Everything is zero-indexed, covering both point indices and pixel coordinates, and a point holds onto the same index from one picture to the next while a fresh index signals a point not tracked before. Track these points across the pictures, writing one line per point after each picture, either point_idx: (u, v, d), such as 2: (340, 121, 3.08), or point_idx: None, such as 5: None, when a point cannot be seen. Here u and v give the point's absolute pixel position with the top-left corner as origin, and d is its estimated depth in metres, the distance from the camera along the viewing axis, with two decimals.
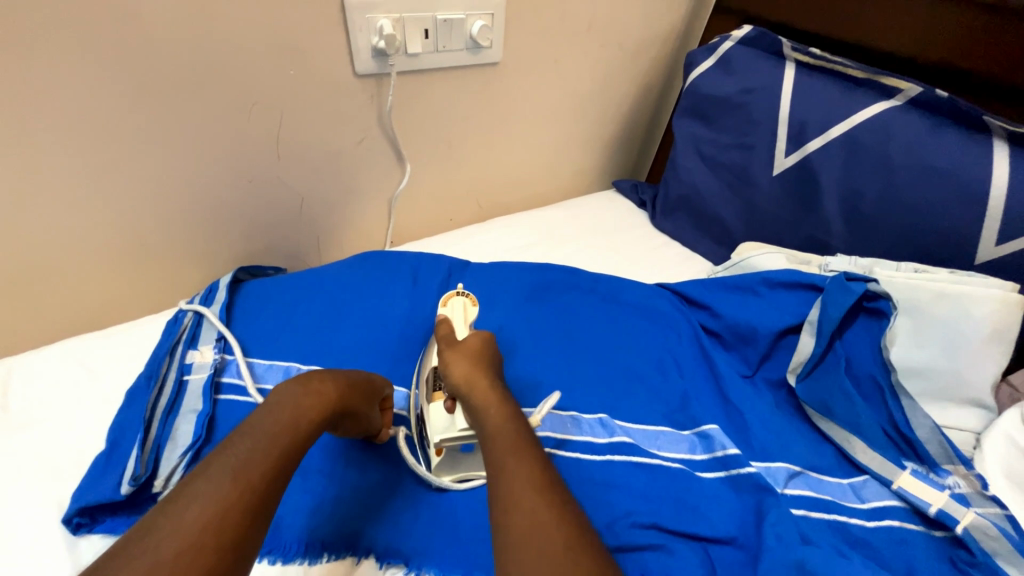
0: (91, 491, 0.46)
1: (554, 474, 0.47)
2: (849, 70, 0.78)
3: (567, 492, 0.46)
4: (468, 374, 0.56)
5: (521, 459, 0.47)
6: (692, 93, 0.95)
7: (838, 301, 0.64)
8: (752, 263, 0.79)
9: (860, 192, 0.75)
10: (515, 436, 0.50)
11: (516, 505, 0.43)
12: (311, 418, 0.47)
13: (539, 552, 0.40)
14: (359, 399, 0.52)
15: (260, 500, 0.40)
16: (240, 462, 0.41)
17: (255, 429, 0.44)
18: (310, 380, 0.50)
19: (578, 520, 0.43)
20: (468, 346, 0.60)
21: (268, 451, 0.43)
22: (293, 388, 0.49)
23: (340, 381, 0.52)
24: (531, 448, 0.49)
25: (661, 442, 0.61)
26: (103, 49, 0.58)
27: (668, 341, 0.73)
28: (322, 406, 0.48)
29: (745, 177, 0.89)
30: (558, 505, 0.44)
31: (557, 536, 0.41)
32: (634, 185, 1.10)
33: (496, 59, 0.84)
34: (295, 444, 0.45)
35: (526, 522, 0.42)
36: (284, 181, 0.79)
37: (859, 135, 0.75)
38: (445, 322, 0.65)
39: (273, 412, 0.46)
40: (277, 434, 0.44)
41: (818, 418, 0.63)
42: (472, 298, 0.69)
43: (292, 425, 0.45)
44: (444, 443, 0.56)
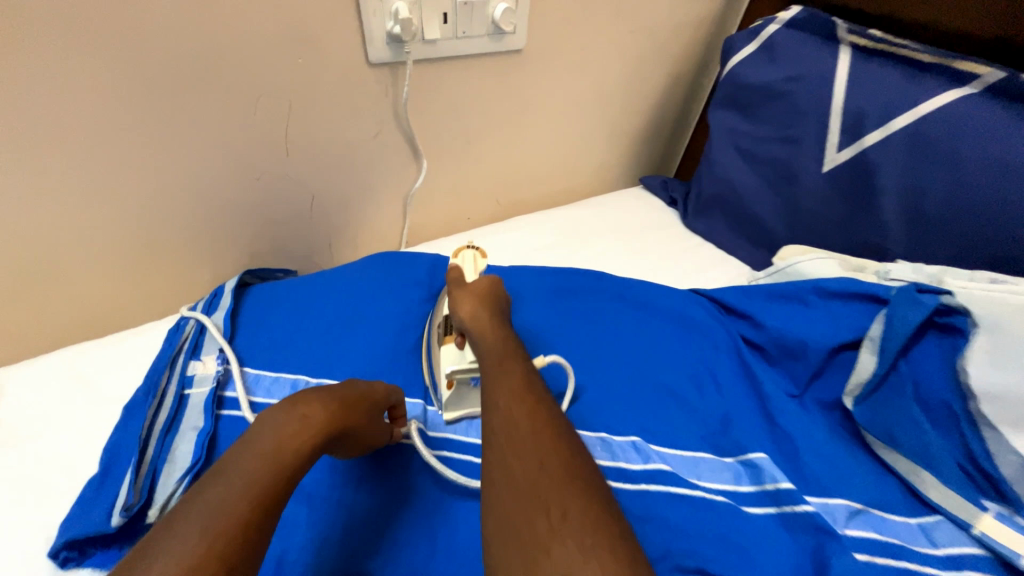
0: (81, 521, 0.42)
1: (536, 382, 0.50)
2: (916, 54, 0.69)
3: (552, 405, 0.47)
4: (472, 312, 0.59)
5: (506, 371, 0.50)
6: (729, 82, 0.88)
7: (906, 316, 0.57)
8: (800, 269, 0.72)
9: (923, 191, 0.67)
10: (504, 353, 0.53)
11: (495, 405, 0.47)
12: (296, 448, 0.42)
13: (508, 441, 0.44)
14: (355, 418, 0.48)
15: (243, 548, 0.35)
16: (214, 510, 0.36)
17: (232, 470, 0.39)
18: (295, 403, 0.46)
19: (552, 419, 0.46)
20: (477, 288, 0.62)
21: (249, 491, 0.38)
22: (275, 414, 0.44)
23: (331, 401, 0.47)
24: (518, 361, 0.52)
25: (702, 471, 0.55)
26: (96, 38, 0.54)
27: (705, 354, 0.66)
28: (308, 432, 0.44)
29: (788, 173, 0.81)
30: (534, 405, 0.47)
31: (526, 428, 0.44)
32: (664, 181, 1.03)
33: (519, 46, 0.78)
34: (281, 480, 0.40)
35: (501, 419, 0.46)
36: (294, 179, 0.74)
37: (925, 128, 0.67)
38: (455, 268, 0.66)
39: (254, 446, 0.41)
40: (257, 471, 0.40)
41: (878, 446, 0.56)
42: (483, 252, 0.70)
43: (276, 459, 0.41)
44: (455, 375, 0.58)
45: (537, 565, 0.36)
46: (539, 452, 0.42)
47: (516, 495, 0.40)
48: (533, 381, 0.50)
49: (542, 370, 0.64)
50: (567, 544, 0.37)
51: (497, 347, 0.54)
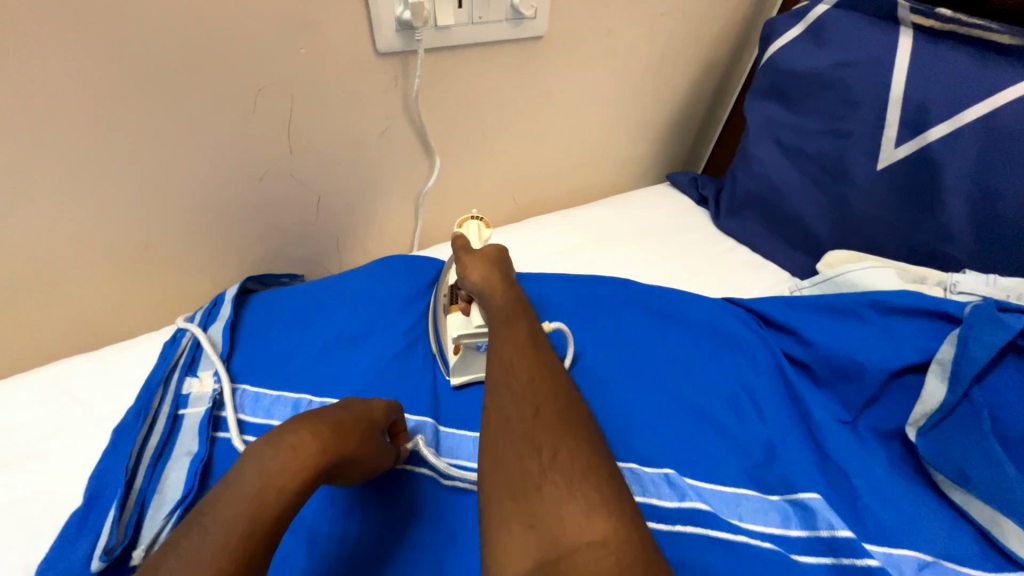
0: (60, 564, 0.38)
1: (541, 339, 0.50)
2: (994, 36, 0.61)
3: (554, 359, 0.47)
4: (484, 275, 0.57)
5: (512, 327, 0.50)
6: (770, 70, 0.80)
7: (984, 340, 0.50)
8: (852, 279, 0.65)
9: (997, 192, 0.60)
10: (511, 311, 0.53)
11: (497, 357, 0.47)
12: (283, 489, 0.38)
13: (508, 389, 0.44)
14: (353, 445, 0.43)
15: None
16: (184, 566, 0.33)
17: (208, 517, 0.36)
18: (284, 434, 0.40)
19: (553, 372, 0.46)
20: (484, 253, 0.60)
21: (226, 540, 0.34)
22: (260, 449, 0.39)
23: (323, 428, 0.42)
24: (524, 318, 0.52)
25: (744, 510, 0.49)
26: (80, 28, 0.49)
27: (743, 372, 0.60)
28: (297, 467, 0.39)
29: (837, 169, 0.73)
30: (536, 359, 0.47)
31: (526, 379, 0.44)
32: (693, 178, 0.96)
33: (540, 32, 0.71)
34: (264, 525, 0.36)
35: (502, 370, 0.46)
36: (299, 178, 0.70)
37: (1003, 121, 0.59)
38: (459, 238, 0.63)
39: (234, 487, 0.37)
40: (236, 515, 0.36)
41: (946, 485, 0.49)
42: (489, 222, 0.65)
43: (259, 500, 0.37)
44: (462, 340, 0.58)
45: (526, 501, 0.37)
46: (536, 399, 0.42)
47: (510, 437, 0.40)
48: (538, 339, 0.50)
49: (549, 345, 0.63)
50: (557, 482, 0.37)
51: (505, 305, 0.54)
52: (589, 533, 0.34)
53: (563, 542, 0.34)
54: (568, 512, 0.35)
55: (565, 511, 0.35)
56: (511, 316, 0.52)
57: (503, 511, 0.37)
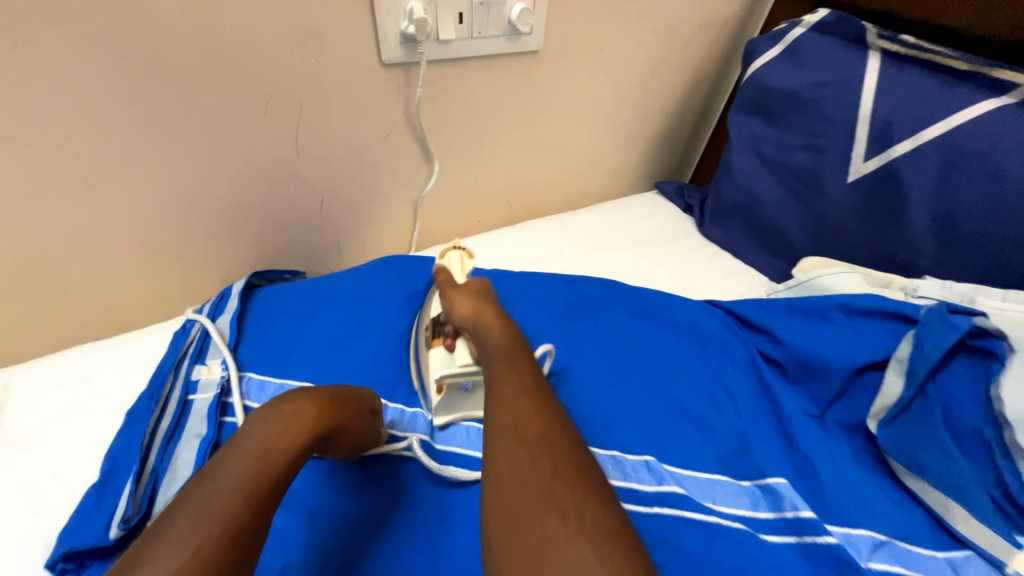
0: (79, 532, 0.41)
1: (544, 381, 0.47)
2: (951, 61, 0.66)
3: (561, 406, 0.45)
4: (473, 308, 0.58)
5: (513, 368, 0.48)
6: (752, 86, 0.85)
7: (935, 338, 0.55)
8: (822, 283, 0.70)
9: (956, 205, 0.64)
10: (511, 350, 0.51)
11: (502, 401, 0.44)
12: (286, 448, 0.41)
13: (519, 440, 0.40)
14: (345, 416, 0.47)
15: (230, 556, 0.34)
16: (199, 513, 0.35)
17: (217, 472, 0.38)
18: (283, 402, 0.44)
19: (562, 418, 0.43)
20: (469, 288, 0.62)
21: (234, 493, 0.37)
22: (262, 415, 0.43)
23: (320, 398, 0.46)
24: (525, 358, 0.50)
25: (717, 494, 0.53)
26: (106, 36, 0.53)
27: (721, 369, 0.64)
28: (298, 431, 0.42)
29: (813, 182, 0.78)
30: (544, 406, 0.44)
31: (538, 428, 0.41)
32: (680, 188, 1.01)
33: (535, 47, 0.76)
34: (268, 479, 0.39)
35: (509, 416, 0.42)
36: (304, 180, 0.73)
37: (958, 138, 0.64)
38: (443, 268, 0.66)
39: (239, 448, 0.40)
40: (243, 471, 0.38)
41: (904, 473, 0.53)
42: (470, 252, 0.70)
43: (263, 459, 0.39)
44: (445, 380, 0.55)
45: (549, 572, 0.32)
46: (551, 451, 0.39)
47: (527, 496, 0.36)
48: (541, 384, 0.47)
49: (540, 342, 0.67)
50: (585, 549, 0.33)
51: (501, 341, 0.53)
52: None
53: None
54: None
55: None
56: (511, 355, 0.50)
57: None
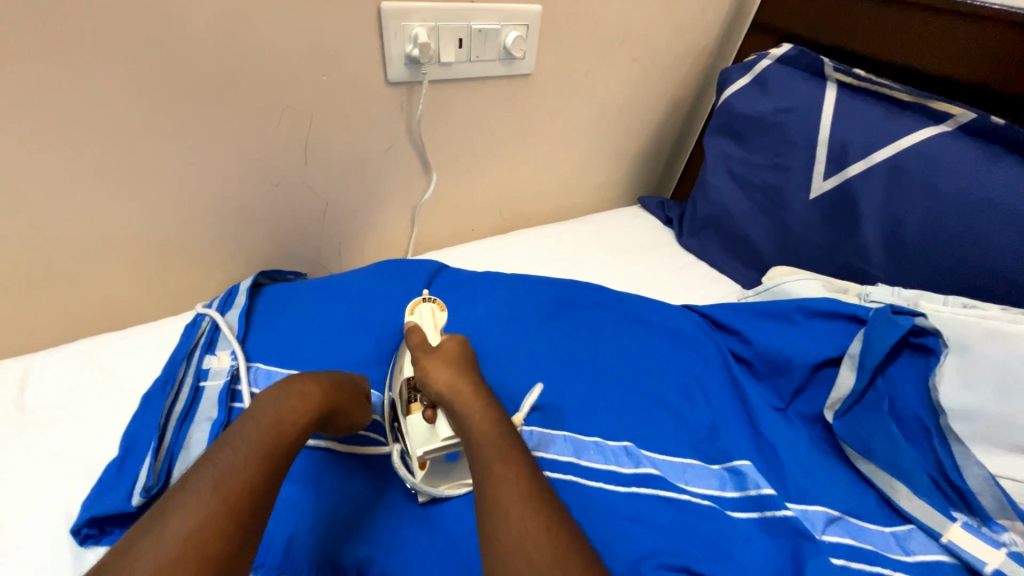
0: (103, 499, 0.44)
1: (541, 480, 0.48)
2: (896, 93, 0.75)
3: (560, 506, 0.46)
4: (450, 379, 0.55)
5: (509, 470, 0.47)
6: (725, 110, 0.93)
7: (882, 336, 0.61)
8: (787, 289, 0.76)
9: (902, 220, 0.72)
10: (503, 448, 0.50)
11: (505, 516, 0.44)
12: (296, 421, 0.45)
13: (529, 562, 0.41)
14: (345, 398, 0.51)
15: (249, 509, 0.38)
16: (219, 472, 0.39)
17: (235, 438, 0.42)
18: (291, 383, 0.48)
19: (568, 530, 0.44)
20: (443, 353, 0.59)
21: (253, 458, 0.41)
22: (273, 392, 0.47)
23: (324, 380, 0.50)
24: (520, 458, 0.49)
25: (689, 476, 0.58)
26: (135, 51, 0.58)
27: (695, 366, 0.70)
28: (307, 406, 0.46)
29: (778, 198, 0.86)
30: (546, 513, 0.45)
31: (549, 551, 0.42)
32: (661, 203, 1.08)
33: (528, 70, 0.82)
34: (280, 447, 0.43)
35: (516, 535, 0.43)
36: (309, 186, 0.78)
37: (901, 161, 0.72)
38: (414, 330, 0.61)
39: (253, 419, 0.44)
40: (258, 439, 0.42)
41: (856, 458, 0.59)
42: (441, 303, 0.65)
43: (276, 430, 0.43)
44: (427, 456, 0.54)
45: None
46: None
47: None
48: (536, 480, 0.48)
49: (529, 340, 0.72)
50: None
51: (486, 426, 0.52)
52: None
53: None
54: None
55: None
56: (499, 445, 0.50)
57: None
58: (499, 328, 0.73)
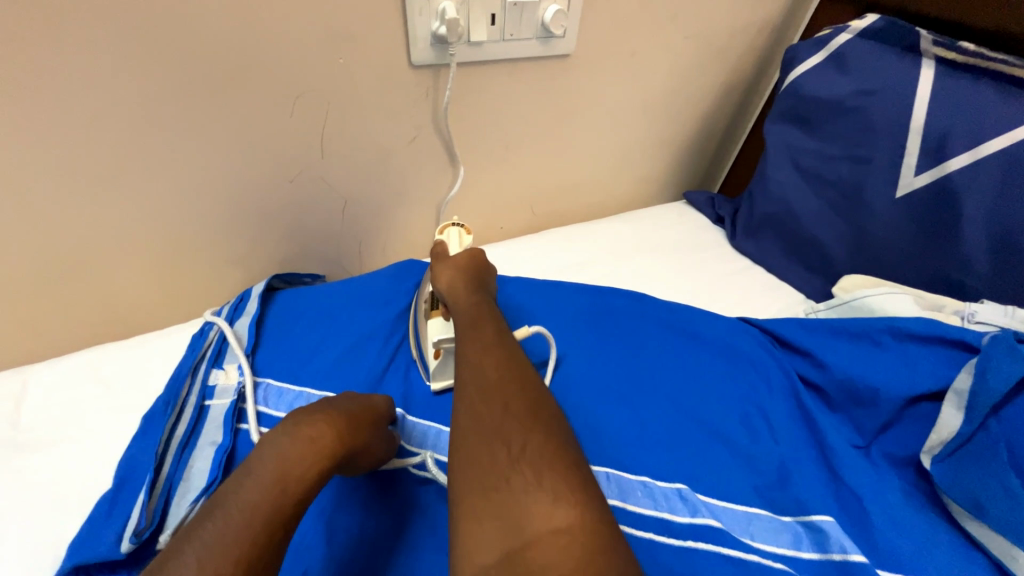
0: (91, 542, 0.40)
1: (508, 335, 0.49)
2: (1016, 70, 0.62)
3: (520, 350, 0.47)
4: (447, 275, 0.56)
5: (478, 328, 0.49)
6: (792, 94, 0.81)
7: (1002, 370, 0.50)
8: (868, 304, 0.65)
9: (1017, 224, 0.60)
10: (477, 313, 0.51)
11: (465, 358, 0.46)
12: (302, 477, 0.39)
13: (475, 387, 0.43)
14: (363, 436, 0.44)
15: None
16: (210, 546, 0.33)
17: (234, 501, 0.36)
18: (299, 425, 0.41)
19: (519, 361, 0.45)
20: (457, 261, 0.57)
21: (250, 526, 0.35)
22: (279, 438, 0.40)
23: (338, 419, 0.43)
24: (492, 320, 0.50)
25: (755, 530, 0.49)
26: (131, 35, 0.51)
27: (758, 393, 0.60)
28: (316, 457, 0.40)
29: (856, 196, 0.74)
30: (504, 355, 0.45)
31: (493, 373, 0.43)
32: (711, 198, 0.97)
33: (568, 51, 0.73)
34: (283, 512, 0.36)
35: (470, 368, 0.45)
36: (327, 181, 0.72)
37: (1022, 154, 0.60)
38: (438, 245, 0.60)
39: (253, 474, 0.38)
40: (258, 502, 0.36)
41: (963, 516, 0.49)
42: (470, 228, 0.62)
43: (280, 488, 0.37)
44: (443, 345, 0.55)
45: (493, 494, 0.36)
46: (504, 394, 0.41)
47: (478, 431, 0.39)
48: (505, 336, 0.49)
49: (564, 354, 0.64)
50: (526, 474, 0.36)
51: (467, 301, 0.53)
52: (555, 521, 0.34)
53: (530, 533, 0.34)
54: (535, 502, 0.35)
55: (534, 502, 0.35)
56: (475, 313, 0.51)
57: (467, 511, 0.36)
58: (533, 340, 0.65)
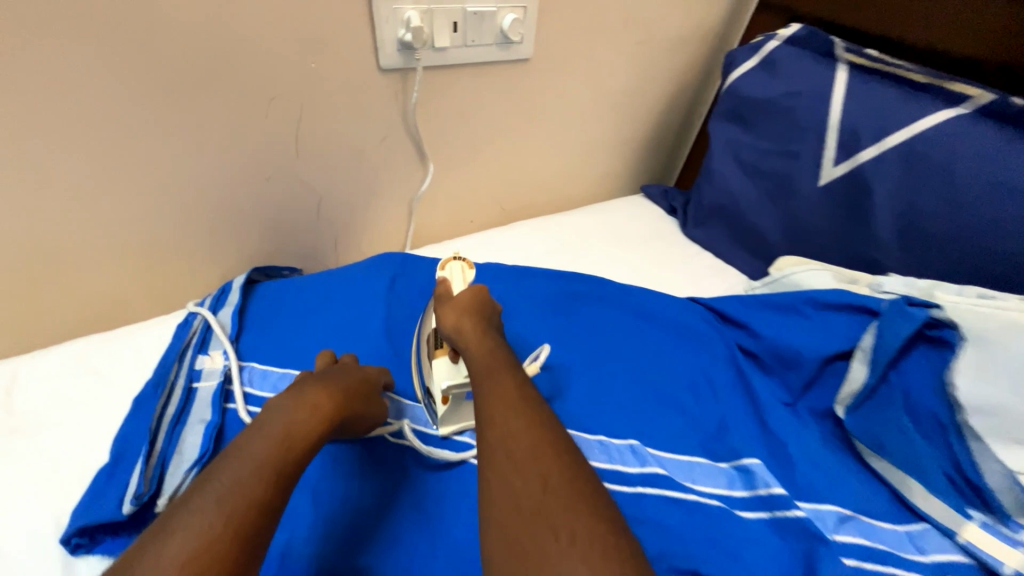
0: (92, 508, 0.43)
1: (534, 395, 0.47)
2: (910, 74, 0.71)
3: (549, 413, 0.45)
4: (455, 318, 0.53)
5: (497, 384, 0.47)
6: (731, 95, 0.89)
7: (895, 328, 0.59)
8: (794, 280, 0.74)
9: (916, 207, 0.69)
10: (493, 366, 0.49)
11: (490, 423, 0.44)
12: (305, 434, 0.44)
13: (510, 462, 0.41)
14: (357, 406, 0.50)
15: (250, 531, 0.36)
16: (226, 486, 0.38)
17: (245, 452, 0.40)
18: (302, 393, 0.48)
19: (551, 427, 0.43)
20: (462, 300, 0.55)
21: (256, 477, 0.39)
22: (285, 404, 0.46)
23: (335, 390, 0.49)
24: (510, 374, 0.49)
25: (697, 475, 0.56)
26: (110, 41, 0.54)
27: (702, 361, 0.68)
28: (317, 420, 0.46)
29: (787, 186, 0.83)
30: (533, 419, 0.44)
31: (528, 445, 0.41)
32: (665, 191, 1.05)
33: (526, 55, 0.79)
34: (287, 464, 0.41)
35: (498, 437, 0.43)
36: (302, 179, 0.75)
37: (916, 146, 0.69)
38: (443, 281, 0.57)
39: (264, 431, 0.43)
40: (266, 454, 0.41)
41: (868, 455, 0.58)
42: (471, 262, 0.60)
43: (285, 444, 0.42)
44: (451, 391, 0.54)
45: None
46: (541, 468, 0.40)
47: (520, 516, 0.38)
48: (529, 395, 0.47)
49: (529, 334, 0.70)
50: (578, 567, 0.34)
51: (482, 353, 0.51)
52: None
53: None
54: None
55: None
56: (494, 368, 0.49)
57: None
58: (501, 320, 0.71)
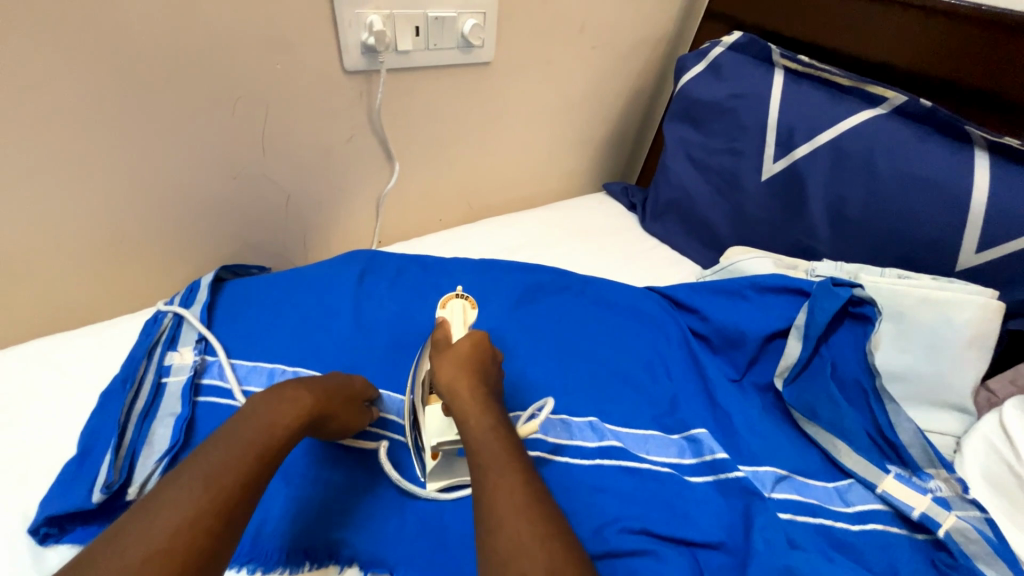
0: (62, 499, 0.45)
1: (541, 488, 0.44)
2: (836, 78, 0.79)
3: (558, 513, 0.43)
4: (451, 377, 0.52)
5: (505, 482, 0.43)
6: (683, 97, 0.95)
7: (825, 305, 0.65)
8: (740, 267, 0.80)
9: (845, 198, 0.76)
10: (503, 456, 0.45)
11: (501, 529, 0.40)
12: (287, 425, 0.46)
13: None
14: (337, 403, 0.51)
15: (236, 503, 0.39)
16: (212, 465, 0.40)
17: (228, 436, 0.43)
18: (284, 389, 0.49)
19: (563, 536, 0.41)
20: (457, 351, 0.54)
21: (243, 456, 0.42)
22: (267, 396, 0.47)
23: (316, 386, 0.50)
24: (522, 470, 0.45)
25: (650, 446, 0.61)
26: (71, 42, 0.55)
27: (657, 343, 0.72)
28: (297, 412, 0.47)
29: (734, 181, 0.89)
30: (545, 525, 0.41)
31: (542, 562, 0.38)
32: (625, 188, 1.10)
33: (487, 59, 0.83)
34: (270, 447, 0.44)
35: (508, 546, 0.39)
36: (269, 178, 0.77)
37: (842, 143, 0.76)
38: (443, 325, 0.59)
39: (248, 420, 0.45)
40: (251, 440, 0.43)
41: (802, 421, 0.64)
42: (473, 300, 0.62)
43: (268, 431, 0.44)
44: (441, 447, 0.52)
45: None
46: None
47: None
48: (536, 489, 0.44)
49: (495, 324, 0.73)
50: None
51: (483, 430, 0.48)
52: None
53: None
54: None
55: None
56: (496, 451, 0.46)
57: None
58: None
